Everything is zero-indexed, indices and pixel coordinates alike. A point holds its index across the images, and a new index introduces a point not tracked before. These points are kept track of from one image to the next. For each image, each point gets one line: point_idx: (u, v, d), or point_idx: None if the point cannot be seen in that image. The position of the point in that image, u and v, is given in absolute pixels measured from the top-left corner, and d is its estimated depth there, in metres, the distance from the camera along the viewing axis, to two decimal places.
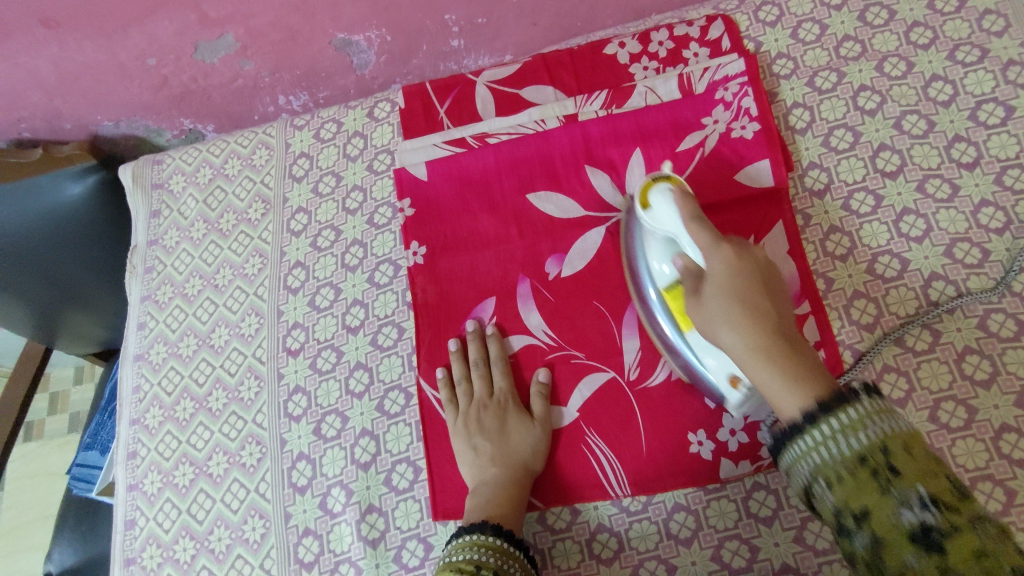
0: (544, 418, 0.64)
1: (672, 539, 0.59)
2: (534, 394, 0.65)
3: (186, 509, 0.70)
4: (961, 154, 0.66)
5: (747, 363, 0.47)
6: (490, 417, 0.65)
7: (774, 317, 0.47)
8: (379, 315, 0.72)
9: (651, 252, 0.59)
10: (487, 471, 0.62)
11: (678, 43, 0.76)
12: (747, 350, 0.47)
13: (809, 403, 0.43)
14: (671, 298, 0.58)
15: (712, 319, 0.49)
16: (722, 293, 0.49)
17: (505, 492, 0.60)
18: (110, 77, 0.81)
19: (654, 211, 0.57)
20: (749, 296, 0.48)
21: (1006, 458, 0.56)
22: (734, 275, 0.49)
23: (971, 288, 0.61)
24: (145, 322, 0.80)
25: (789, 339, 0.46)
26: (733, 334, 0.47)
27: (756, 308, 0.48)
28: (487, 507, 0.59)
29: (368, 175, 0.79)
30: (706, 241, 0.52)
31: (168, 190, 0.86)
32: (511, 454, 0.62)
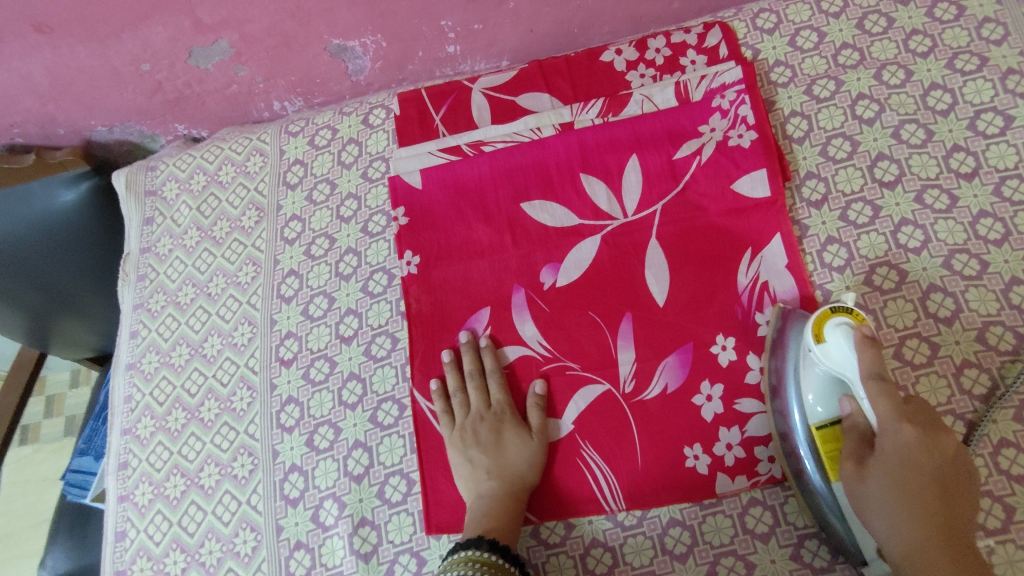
0: (541, 429, 0.63)
1: (667, 554, 0.59)
2: (531, 406, 0.64)
3: (177, 521, 0.69)
4: (960, 164, 0.65)
5: (904, 563, 0.47)
6: (486, 429, 0.65)
7: (942, 525, 0.46)
8: (373, 325, 0.71)
9: (803, 380, 0.55)
10: (484, 484, 0.62)
11: (675, 50, 0.75)
12: (908, 551, 0.47)
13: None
14: (821, 437, 0.54)
15: (869, 499, 0.50)
16: (886, 474, 0.49)
17: (501, 505, 0.60)
18: (103, 83, 0.80)
19: (827, 351, 0.53)
20: (910, 481, 0.48)
21: (1004, 474, 0.55)
22: (905, 467, 0.49)
23: (970, 301, 0.61)
24: (137, 331, 0.79)
25: (949, 523, 0.46)
26: (886, 525, 0.48)
27: (919, 494, 0.48)
28: (483, 521, 0.59)
29: (362, 182, 0.78)
30: (884, 405, 0.50)
31: (161, 196, 0.85)
32: (508, 467, 0.62)
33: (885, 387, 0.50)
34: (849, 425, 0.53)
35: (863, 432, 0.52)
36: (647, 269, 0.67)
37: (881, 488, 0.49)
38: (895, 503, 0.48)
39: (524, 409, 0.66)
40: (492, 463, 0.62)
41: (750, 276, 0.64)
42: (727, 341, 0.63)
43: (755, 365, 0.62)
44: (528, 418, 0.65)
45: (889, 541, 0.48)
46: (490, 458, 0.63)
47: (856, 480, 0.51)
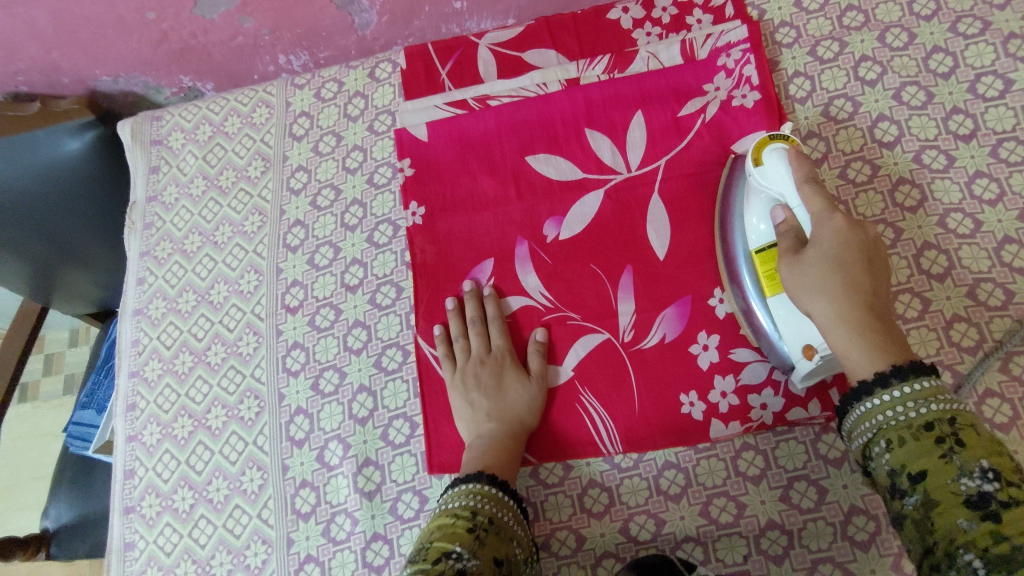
0: (540, 373, 0.65)
1: (662, 495, 0.61)
2: (532, 351, 0.66)
3: (185, 460, 0.71)
4: (958, 125, 0.66)
5: (828, 320, 0.51)
6: (487, 372, 0.66)
7: (861, 277, 0.51)
8: (378, 275, 0.72)
9: (748, 203, 0.61)
10: (484, 425, 0.63)
11: (681, 9, 0.76)
12: (839, 322, 0.50)
13: (882, 368, 0.47)
14: (760, 257, 0.59)
15: (802, 282, 0.52)
16: (824, 262, 0.51)
17: (500, 445, 0.62)
18: (109, 31, 0.80)
19: (764, 170, 0.58)
20: (847, 262, 0.51)
21: (989, 422, 0.57)
22: (840, 250, 0.52)
23: (963, 258, 0.62)
24: (143, 278, 0.80)
25: (871, 304, 0.50)
26: (822, 298, 0.51)
27: (871, 326, 0.49)
28: (483, 458, 0.61)
29: (368, 135, 0.79)
30: (817, 206, 0.54)
31: (166, 146, 0.86)
32: (508, 408, 0.64)
33: (818, 196, 0.54)
34: (782, 229, 0.56)
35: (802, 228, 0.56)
36: (649, 222, 0.68)
37: (817, 264, 0.52)
38: (833, 275, 0.51)
39: (525, 355, 0.67)
40: (492, 404, 0.64)
41: None
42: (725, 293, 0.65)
43: None
44: (529, 363, 0.66)
45: (797, 291, 0.53)
46: (492, 400, 0.65)
47: (794, 265, 0.54)
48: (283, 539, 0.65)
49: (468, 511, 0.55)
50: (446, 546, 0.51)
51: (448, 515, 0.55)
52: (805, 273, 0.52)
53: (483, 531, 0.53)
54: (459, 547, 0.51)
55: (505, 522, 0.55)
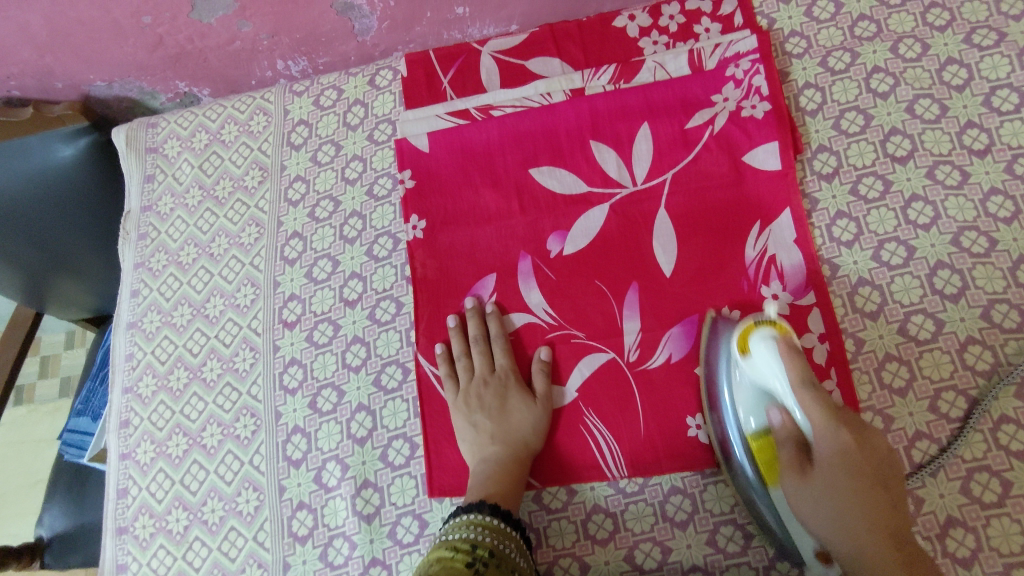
0: (544, 395, 0.63)
1: (668, 522, 0.59)
2: (535, 371, 0.65)
3: (179, 479, 0.69)
4: (973, 140, 0.65)
5: (853, 562, 0.49)
6: (490, 393, 0.65)
7: (880, 507, 0.50)
8: (377, 290, 0.71)
9: (734, 394, 0.58)
10: (487, 449, 0.62)
11: (689, 17, 0.74)
12: (865, 566, 0.48)
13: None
14: (757, 445, 0.56)
15: (812, 512, 0.52)
16: (834, 480, 0.51)
17: (503, 470, 0.60)
18: (103, 35, 0.78)
19: (752, 361, 0.56)
20: (860, 480, 0.50)
21: (1004, 449, 0.56)
22: (849, 474, 0.50)
23: (977, 278, 0.61)
24: (137, 290, 0.79)
25: (897, 542, 0.48)
26: (832, 516, 0.51)
27: (899, 571, 0.47)
28: (486, 485, 0.59)
29: (368, 145, 0.77)
30: (818, 418, 0.51)
31: (162, 154, 0.84)
32: (511, 431, 0.62)
33: (817, 401, 0.51)
34: (782, 436, 0.55)
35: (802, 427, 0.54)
36: (655, 238, 0.66)
37: (826, 503, 0.51)
38: (841, 516, 0.50)
39: (528, 374, 0.66)
40: (496, 427, 0.63)
41: (758, 250, 0.64)
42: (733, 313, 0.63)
43: None
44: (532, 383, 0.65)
45: (825, 532, 0.51)
46: (495, 422, 0.63)
47: (806, 483, 0.53)
48: (279, 562, 0.64)
49: (468, 544, 0.53)
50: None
51: (448, 548, 0.53)
52: (812, 510, 0.52)
53: (483, 566, 0.52)
54: None
55: (506, 555, 0.54)
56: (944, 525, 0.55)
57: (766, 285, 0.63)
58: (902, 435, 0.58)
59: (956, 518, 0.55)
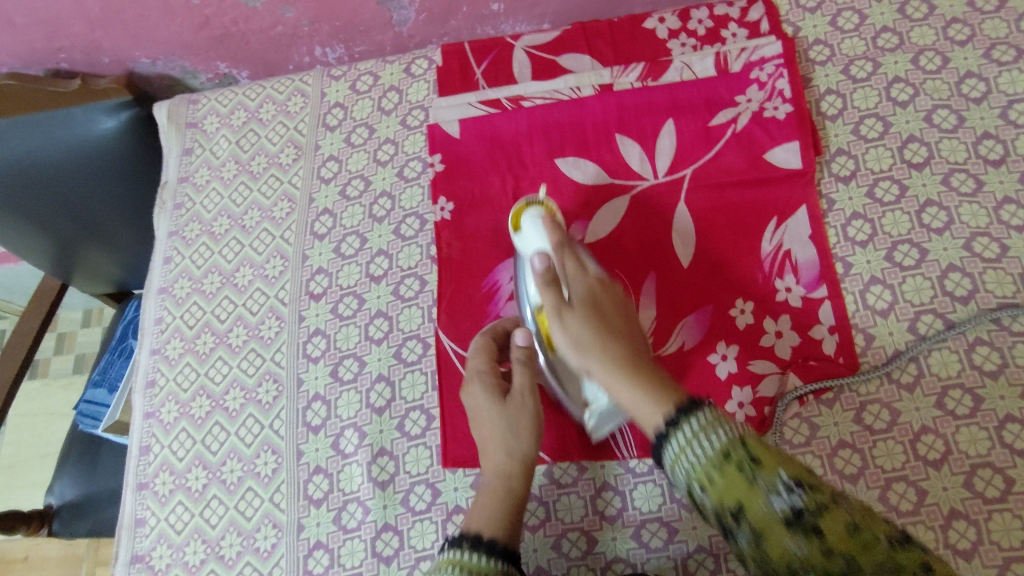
0: (526, 391, 0.62)
1: (675, 502, 0.61)
2: (517, 364, 0.63)
3: (201, 439, 0.71)
4: (988, 150, 0.67)
5: (609, 381, 0.52)
6: (483, 395, 0.62)
7: (625, 339, 0.54)
8: (402, 267, 0.73)
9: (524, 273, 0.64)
10: (494, 460, 0.60)
11: (717, 22, 0.76)
12: (616, 365, 0.51)
13: (668, 409, 0.47)
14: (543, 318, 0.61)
15: (578, 336, 0.53)
16: (584, 314, 0.54)
17: (516, 483, 0.60)
18: (153, 14, 0.81)
19: (524, 237, 0.63)
20: (605, 317, 0.54)
21: (1007, 447, 0.57)
22: (594, 306, 0.55)
23: (987, 282, 0.62)
24: (170, 257, 0.81)
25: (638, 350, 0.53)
26: (597, 353, 0.52)
27: (641, 367, 0.51)
28: (506, 502, 0.58)
29: (400, 129, 0.80)
30: (572, 266, 0.57)
31: (201, 129, 0.87)
32: (516, 434, 0.61)
33: (571, 257, 0.58)
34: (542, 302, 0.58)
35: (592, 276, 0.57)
36: (674, 230, 0.69)
37: (582, 322, 0.54)
38: (593, 327, 0.53)
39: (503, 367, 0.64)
40: (493, 434, 0.61)
41: (774, 244, 0.66)
42: (746, 304, 0.65)
43: (772, 329, 0.64)
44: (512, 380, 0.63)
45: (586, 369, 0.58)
46: (492, 426, 0.61)
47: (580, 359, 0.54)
48: (294, 523, 0.66)
49: None
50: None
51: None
52: (576, 329, 0.53)
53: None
54: None
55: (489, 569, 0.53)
56: (947, 517, 0.56)
57: (780, 278, 0.65)
58: (909, 428, 0.59)
59: (959, 510, 0.56)
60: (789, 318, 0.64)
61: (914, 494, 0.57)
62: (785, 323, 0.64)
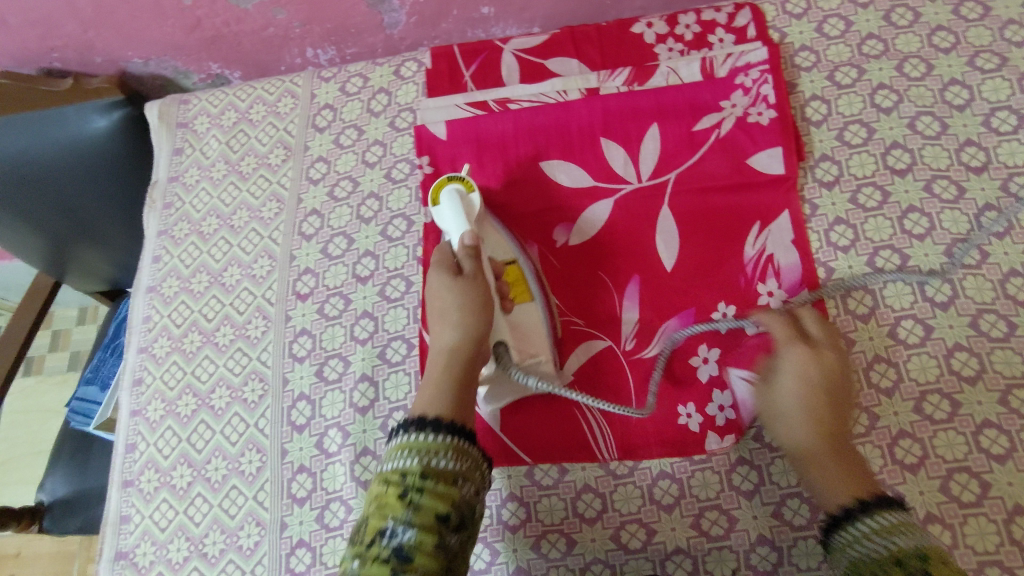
0: (476, 273, 0.64)
1: (655, 504, 0.62)
2: (463, 255, 0.65)
3: (186, 437, 0.72)
4: (970, 158, 0.67)
5: (803, 455, 0.57)
6: (436, 280, 0.65)
7: (829, 418, 0.58)
8: (389, 268, 0.74)
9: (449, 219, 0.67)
10: (444, 331, 0.62)
11: (704, 28, 0.77)
12: (810, 446, 0.57)
13: (852, 499, 0.54)
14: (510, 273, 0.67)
15: (785, 408, 0.59)
16: (799, 392, 0.58)
17: (463, 357, 0.61)
18: (145, 15, 0.82)
19: (450, 215, 0.67)
20: (823, 396, 0.58)
21: (984, 452, 0.58)
22: (819, 380, 0.59)
23: (967, 288, 0.63)
24: (159, 256, 0.82)
25: (830, 427, 0.58)
26: (792, 433, 0.58)
27: (837, 444, 0.57)
28: (452, 371, 0.60)
29: (389, 131, 0.80)
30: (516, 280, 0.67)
31: (192, 129, 0.87)
32: (468, 309, 0.62)
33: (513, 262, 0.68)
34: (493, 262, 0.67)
35: (504, 262, 0.67)
36: (658, 234, 0.69)
37: (795, 397, 0.59)
38: (811, 405, 0.58)
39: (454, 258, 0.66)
40: (443, 313, 0.63)
41: (757, 248, 0.67)
42: (728, 308, 0.66)
43: (752, 333, 0.65)
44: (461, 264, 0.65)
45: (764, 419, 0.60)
46: (444, 303, 0.63)
47: (519, 308, 0.66)
48: (277, 522, 0.66)
49: (398, 475, 0.53)
50: (380, 523, 0.51)
51: (383, 481, 0.53)
52: (783, 402, 0.59)
53: (416, 494, 0.51)
54: (390, 522, 0.51)
55: (439, 470, 0.53)
56: (923, 521, 0.57)
57: (762, 282, 0.66)
58: (887, 432, 0.60)
59: (935, 514, 0.57)
60: None
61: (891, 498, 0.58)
62: None
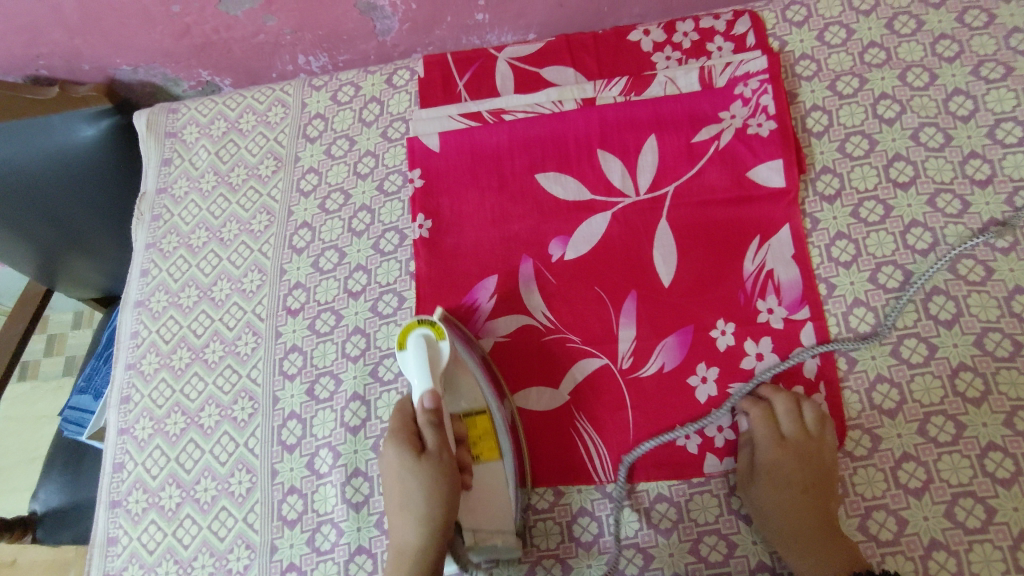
0: (439, 447, 0.60)
1: (652, 528, 0.60)
2: (425, 424, 0.60)
3: (175, 457, 0.70)
4: (975, 170, 0.65)
5: (792, 547, 0.57)
6: (397, 457, 0.60)
7: (812, 506, 0.58)
8: (381, 283, 0.72)
9: (408, 361, 0.62)
10: (405, 528, 0.59)
11: (702, 35, 0.75)
12: (797, 538, 0.57)
13: (853, 570, 0.55)
14: (477, 422, 0.63)
15: (765, 505, 0.59)
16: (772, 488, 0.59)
17: (430, 553, 0.58)
18: (132, 21, 0.80)
19: (406, 360, 0.62)
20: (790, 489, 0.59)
21: (990, 476, 0.56)
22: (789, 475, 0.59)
23: (971, 306, 0.61)
24: (147, 269, 0.80)
25: (817, 517, 0.57)
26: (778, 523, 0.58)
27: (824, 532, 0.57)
28: (416, 574, 0.57)
29: (381, 142, 0.79)
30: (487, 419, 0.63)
31: (181, 139, 0.86)
32: (433, 495, 0.59)
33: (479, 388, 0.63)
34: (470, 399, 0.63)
35: (475, 410, 0.63)
36: (656, 250, 0.67)
37: (770, 494, 0.59)
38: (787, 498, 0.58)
39: (415, 425, 0.62)
40: (405, 501, 0.59)
41: (756, 263, 0.65)
42: (727, 326, 0.64)
43: (751, 351, 0.63)
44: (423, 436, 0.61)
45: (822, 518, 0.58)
46: (405, 491, 0.59)
47: (486, 467, 0.62)
48: (267, 545, 0.65)
49: None
50: None
51: None
52: (764, 499, 0.59)
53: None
54: None
55: None
56: (927, 547, 0.56)
57: (762, 298, 0.64)
58: (890, 455, 0.58)
59: (939, 541, 0.56)
60: (769, 339, 0.63)
61: (894, 523, 0.57)
62: (766, 345, 0.63)
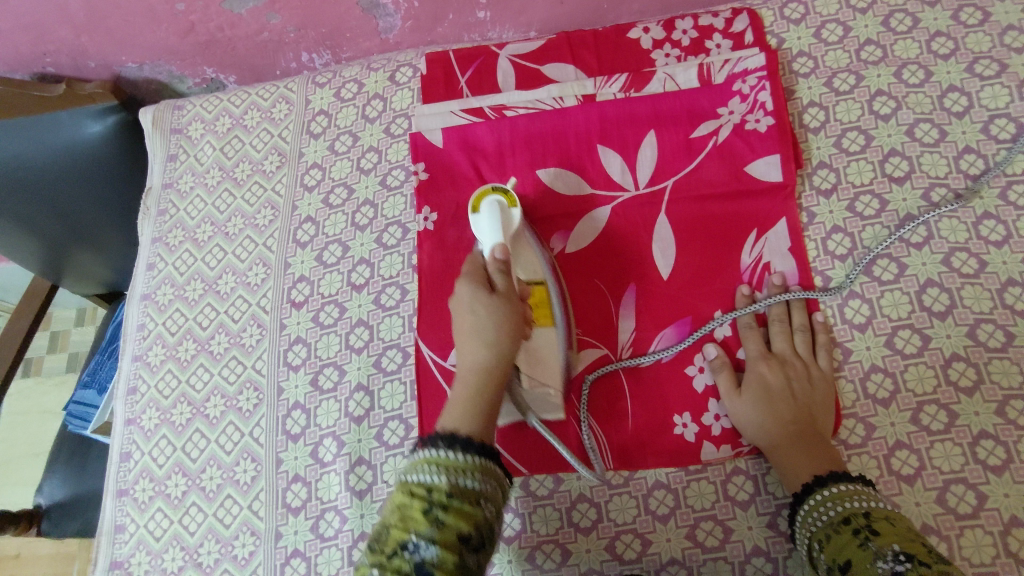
0: (508, 291, 0.60)
1: (650, 514, 0.61)
2: (494, 271, 0.61)
3: (181, 446, 0.72)
4: (969, 165, 0.67)
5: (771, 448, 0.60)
6: (470, 293, 0.60)
7: (795, 416, 0.60)
8: (384, 276, 0.73)
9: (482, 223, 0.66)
10: (475, 348, 0.58)
11: (701, 33, 0.76)
12: (775, 443, 0.60)
13: (821, 471, 0.57)
14: (536, 290, 0.65)
15: (746, 411, 0.61)
16: (755, 398, 0.61)
17: (496, 372, 0.57)
18: (137, 19, 0.81)
19: (479, 219, 0.66)
20: (776, 401, 0.61)
21: (981, 463, 0.57)
22: (775, 389, 0.62)
23: (965, 297, 0.62)
24: (153, 263, 0.81)
25: (796, 425, 0.60)
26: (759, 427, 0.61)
27: (802, 439, 0.59)
28: (485, 392, 0.56)
29: (384, 138, 0.80)
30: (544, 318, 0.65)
31: (186, 135, 0.87)
32: (503, 326, 0.58)
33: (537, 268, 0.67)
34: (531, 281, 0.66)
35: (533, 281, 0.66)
36: (655, 242, 0.69)
37: (754, 402, 0.61)
38: (768, 407, 0.61)
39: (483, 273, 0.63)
40: (477, 329, 0.58)
41: (753, 256, 0.67)
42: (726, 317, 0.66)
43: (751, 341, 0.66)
44: (493, 278, 0.61)
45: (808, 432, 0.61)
46: (477, 321, 0.59)
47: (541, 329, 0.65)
48: (272, 531, 0.66)
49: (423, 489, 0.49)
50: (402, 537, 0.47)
51: (405, 492, 0.50)
52: (746, 405, 0.61)
53: (441, 511, 0.48)
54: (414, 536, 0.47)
55: (464, 490, 0.49)
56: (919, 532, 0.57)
57: (758, 290, 0.66)
58: (883, 443, 0.60)
59: (931, 526, 0.57)
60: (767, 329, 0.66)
61: None
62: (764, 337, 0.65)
